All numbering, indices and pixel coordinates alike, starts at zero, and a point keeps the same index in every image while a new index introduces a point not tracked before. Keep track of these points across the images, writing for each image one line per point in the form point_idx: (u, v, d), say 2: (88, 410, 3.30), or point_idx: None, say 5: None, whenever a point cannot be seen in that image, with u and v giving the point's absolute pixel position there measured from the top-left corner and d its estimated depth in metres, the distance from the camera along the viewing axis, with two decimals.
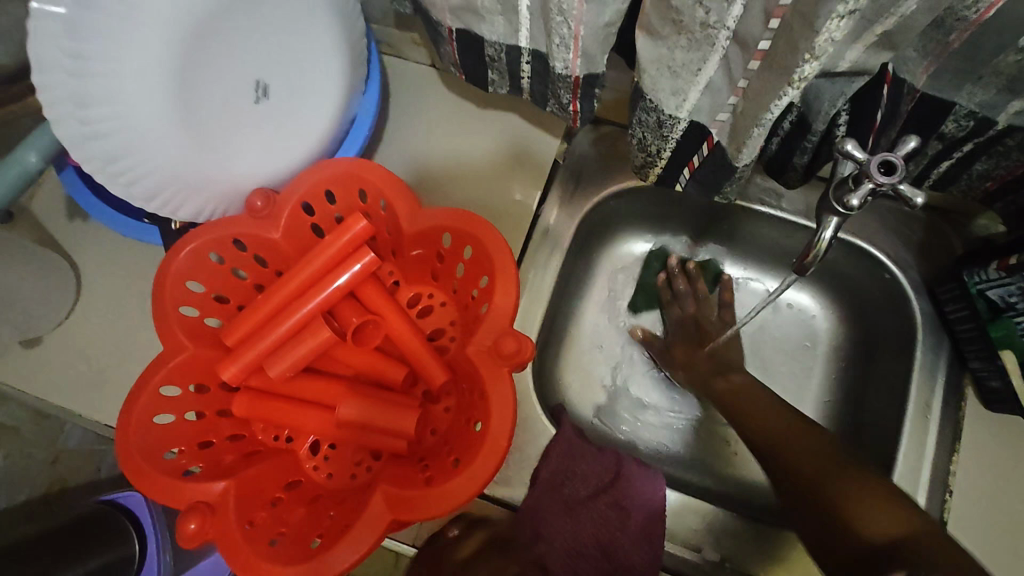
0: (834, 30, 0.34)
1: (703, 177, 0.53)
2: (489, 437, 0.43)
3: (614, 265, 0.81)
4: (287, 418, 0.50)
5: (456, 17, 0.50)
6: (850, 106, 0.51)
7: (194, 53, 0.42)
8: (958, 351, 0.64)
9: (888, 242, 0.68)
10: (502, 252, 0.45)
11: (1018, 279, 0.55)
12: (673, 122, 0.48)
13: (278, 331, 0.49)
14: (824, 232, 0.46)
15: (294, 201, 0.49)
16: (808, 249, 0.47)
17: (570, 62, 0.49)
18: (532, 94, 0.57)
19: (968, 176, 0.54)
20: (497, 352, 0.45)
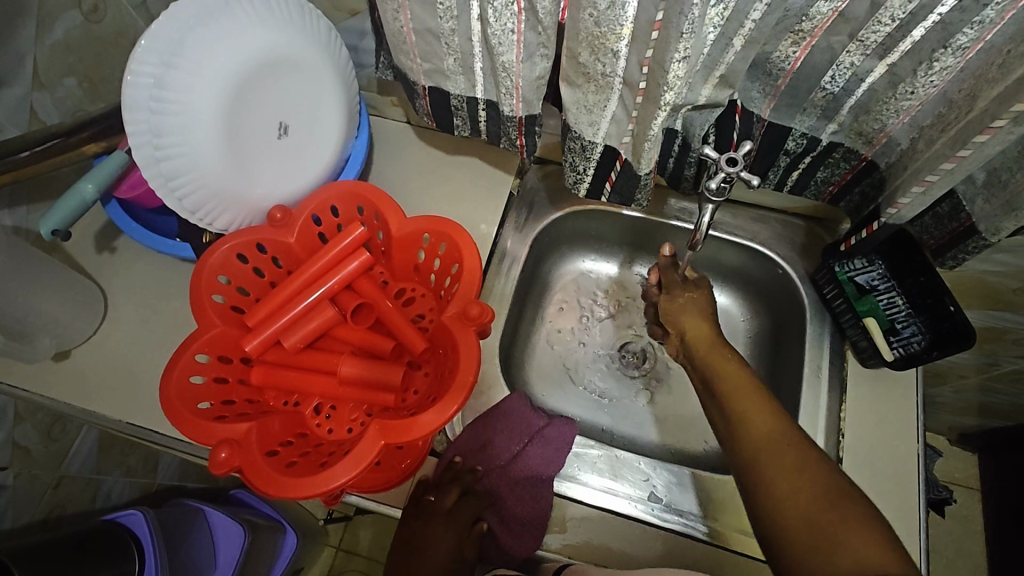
0: (677, 69, 0.52)
1: (620, 188, 0.70)
2: (459, 377, 0.54)
3: (567, 278, 0.96)
4: (294, 382, 0.60)
5: (429, 77, 0.68)
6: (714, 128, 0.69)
7: (238, 99, 0.57)
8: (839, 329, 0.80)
9: (778, 245, 0.85)
10: (469, 242, 0.59)
11: (879, 265, 0.75)
12: (593, 146, 0.65)
13: (291, 312, 0.61)
14: (705, 217, 0.65)
15: (306, 212, 0.63)
16: (696, 231, 0.66)
17: (514, 106, 0.66)
18: (488, 134, 0.75)
19: (815, 182, 0.72)
20: (465, 318, 0.57)
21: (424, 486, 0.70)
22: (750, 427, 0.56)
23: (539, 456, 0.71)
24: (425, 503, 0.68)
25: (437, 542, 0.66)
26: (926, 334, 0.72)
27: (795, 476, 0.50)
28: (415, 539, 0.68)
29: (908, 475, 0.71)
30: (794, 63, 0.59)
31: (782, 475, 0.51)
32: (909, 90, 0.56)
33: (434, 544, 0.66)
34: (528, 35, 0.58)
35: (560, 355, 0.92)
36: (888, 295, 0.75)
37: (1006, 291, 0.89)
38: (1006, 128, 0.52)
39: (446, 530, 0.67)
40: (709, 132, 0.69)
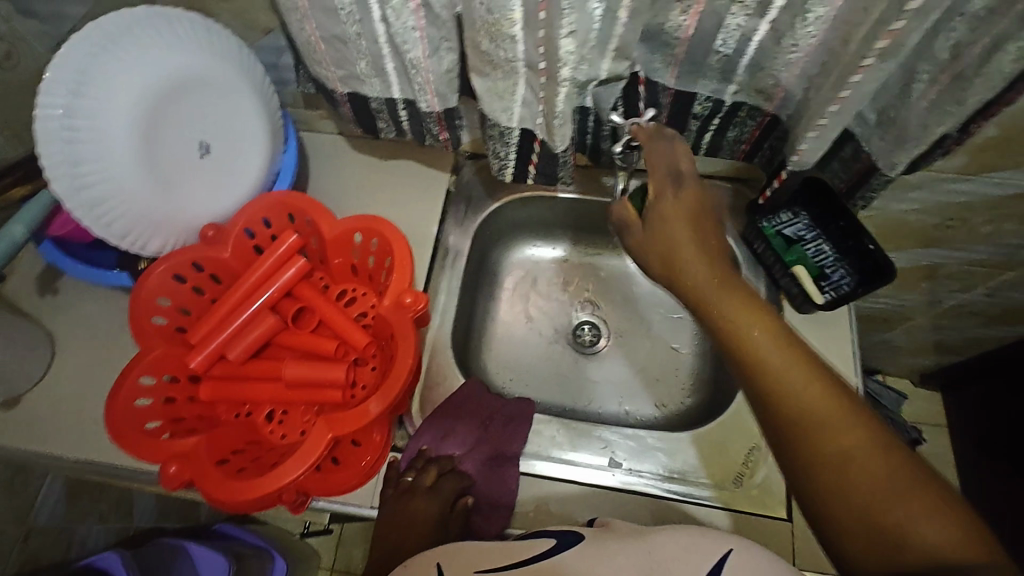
0: (566, 44, 0.55)
1: (543, 168, 0.73)
2: (399, 363, 0.56)
3: (516, 266, 0.98)
4: (243, 393, 0.61)
5: (346, 83, 0.70)
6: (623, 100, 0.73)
7: (153, 122, 0.59)
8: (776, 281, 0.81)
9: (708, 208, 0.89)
10: (397, 235, 0.60)
11: (803, 217, 0.79)
12: (509, 130, 0.68)
13: (233, 325, 0.62)
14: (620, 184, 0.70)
15: (238, 227, 0.64)
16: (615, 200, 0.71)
17: (430, 101, 0.69)
18: (413, 133, 0.77)
19: (727, 142, 0.76)
20: (400, 307, 0.59)
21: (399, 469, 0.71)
22: (809, 405, 0.49)
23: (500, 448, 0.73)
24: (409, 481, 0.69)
25: (419, 512, 0.65)
26: (852, 277, 0.77)
27: (859, 469, 0.47)
28: (399, 517, 0.66)
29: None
30: (686, 31, 0.63)
31: (842, 473, 0.47)
32: (793, 43, 0.60)
33: (418, 517, 0.65)
34: (430, 31, 0.61)
35: (517, 341, 0.94)
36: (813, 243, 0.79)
37: (928, 227, 0.94)
38: (875, 65, 0.56)
39: (429, 503, 0.66)
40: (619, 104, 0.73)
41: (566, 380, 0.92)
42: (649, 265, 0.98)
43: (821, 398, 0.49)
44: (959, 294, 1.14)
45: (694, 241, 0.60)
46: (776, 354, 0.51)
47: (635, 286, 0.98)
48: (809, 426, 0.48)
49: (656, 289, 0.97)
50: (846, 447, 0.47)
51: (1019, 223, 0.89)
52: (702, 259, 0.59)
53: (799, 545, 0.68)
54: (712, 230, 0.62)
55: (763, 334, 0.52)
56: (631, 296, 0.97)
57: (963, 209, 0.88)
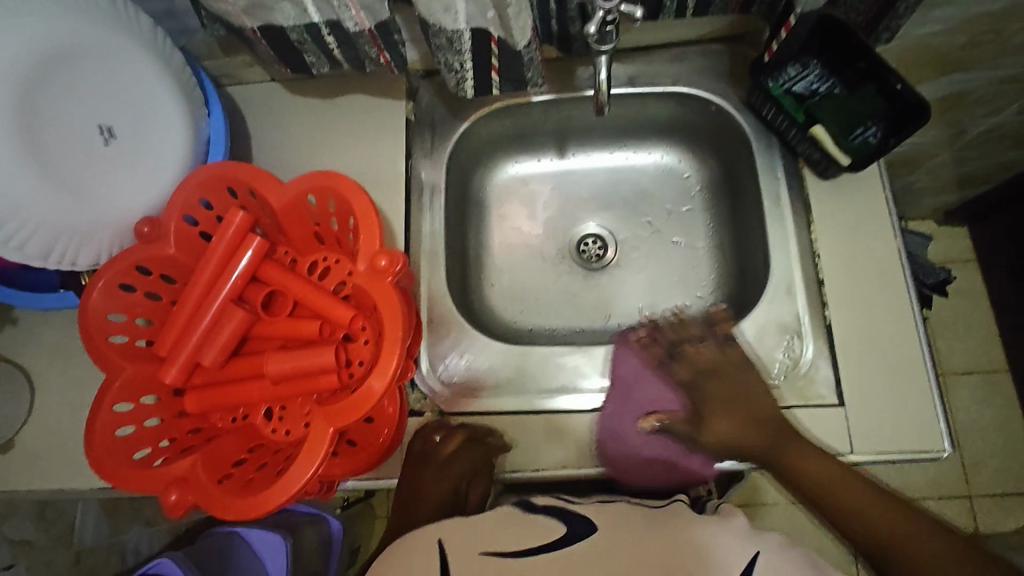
0: None
1: (507, 73, 0.62)
2: (388, 334, 0.49)
3: (501, 189, 0.89)
4: (231, 397, 0.55)
5: (252, 15, 0.58)
6: None
7: (30, 114, 0.50)
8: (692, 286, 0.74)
9: (704, 79, 0.77)
10: (353, 187, 0.51)
11: (813, 67, 0.69)
12: (458, 35, 0.56)
13: (200, 327, 0.55)
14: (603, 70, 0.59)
15: (175, 215, 0.56)
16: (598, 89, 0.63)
17: (356, 17, 0.57)
18: (349, 62, 0.65)
19: None
20: (376, 271, 0.51)
21: (430, 426, 0.67)
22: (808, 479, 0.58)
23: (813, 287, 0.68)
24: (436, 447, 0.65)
25: (423, 489, 0.63)
26: (881, 126, 0.66)
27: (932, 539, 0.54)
28: (411, 484, 0.64)
29: (894, 287, 0.67)
30: None
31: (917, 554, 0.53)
32: None
33: (426, 490, 0.63)
34: None
35: (519, 271, 0.86)
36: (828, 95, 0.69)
37: (956, 48, 0.82)
38: None
39: (440, 482, 0.63)
40: None
41: (579, 302, 0.85)
42: (646, 157, 0.88)
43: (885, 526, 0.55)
44: (990, 118, 1.03)
45: (829, 255, 0.69)
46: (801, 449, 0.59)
47: (635, 183, 0.88)
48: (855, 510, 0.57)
49: (658, 182, 0.88)
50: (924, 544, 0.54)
51: None
52: (733, 419, 0.62)
53: (856, 428, 0.63)
54: (759, 402, 0.62)
55: (800, 458, 0.59)
56: (633, 196, 0.88)
57: (998, 17, 0.75)
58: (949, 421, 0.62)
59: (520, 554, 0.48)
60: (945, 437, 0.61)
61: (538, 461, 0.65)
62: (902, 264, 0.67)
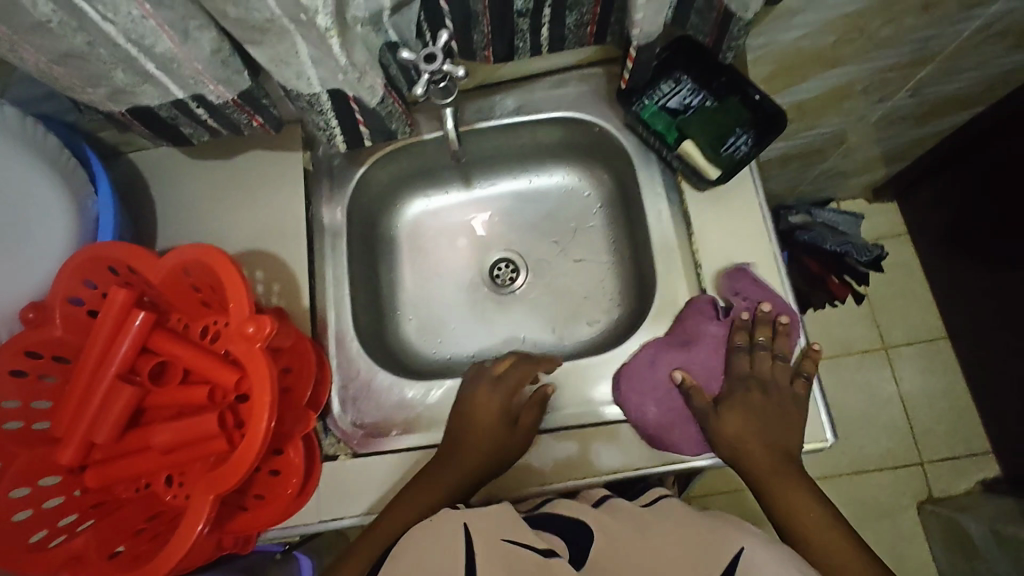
0: None
1: (372, 127, 0.65)
2: (263, 397, 0.51)
3: (411, 225, 0.91)
4: (128, 470, 0.57)
5: (117, 100, 0.60)
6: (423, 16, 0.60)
7: None
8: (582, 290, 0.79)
9: (585, 104, 0.80)
10: (219, 259, 0.54)
11: (684, 83, 0.73)
12: (315, 98, 0.59)
13: (91, 406, 0.57)
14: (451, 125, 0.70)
15: (57, 300, 0.57)
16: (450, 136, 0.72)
17: (216, 90, 0.59)
18: (226, 128, 0.67)
19: (569, 30, 0.65)
20: (248, 337, 0.53)
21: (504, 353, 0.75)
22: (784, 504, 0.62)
23: (706, 324, 0.69)
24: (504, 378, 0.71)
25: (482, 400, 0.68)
26: (750, 133, 0.71)
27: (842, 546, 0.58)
28: (460, 427, 0.68)
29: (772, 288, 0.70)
30: None
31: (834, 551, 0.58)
32: None
33: (479, 407, 0.68)
34: (164, 16, 0.50)
35: (435, 302, 0.89)
36: (700, 109, 0.72)
37: (826, 49, 0.85)
38: None
39: (491, 401, 0.69)
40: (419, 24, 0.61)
41: (495, 327, 0.88)
42: (547, 180, 0.91)
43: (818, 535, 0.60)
44: (883, 104, 1.06)
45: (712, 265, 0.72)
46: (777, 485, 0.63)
47: (540, 206, 0.91)
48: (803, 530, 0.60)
49: (561, 202, 0.90)
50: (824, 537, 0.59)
51: (919, 16, 0.80)
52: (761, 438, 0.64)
53: None
54: (782, 416, 0.65)
55: (789, 495, 0.62)
56: (539, 219, 0.91)
57: (855, 19, 0.79)
58: (828, 411, 0.67)
59: (542, 554, 0.50)
60: (826, 428, 0.66)
61: (554, 458, 0.68)
62: (777, 267, 0.71)
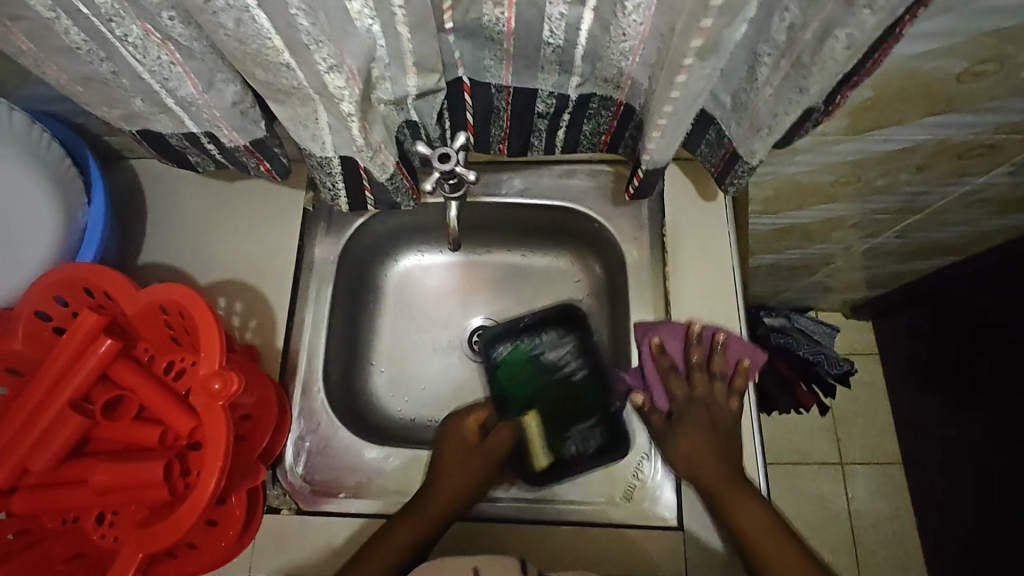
0: (337, 79, 0.48)
1: (381, 195, 0.66)
2: (213, 458, 0.50)
3: (399, 278, 0.91)
4: (56, 503, 0.54)
5: (130, 122, 0.60)
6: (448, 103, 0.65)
7: None
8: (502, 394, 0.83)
9: (588, 197, 0.82)
10: (199, 307, 0.53)
11: (572, 343, 0.86)
12: (327, 161, 0.60)
13: (33, 430, 0.55)
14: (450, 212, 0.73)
15: (27, 313, 0.57)
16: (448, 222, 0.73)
17: (231, 136, 0.59)
18: (234, 164, 0.67)
19: (584, 136, 0.68)
20: (210, 392, 0.52)
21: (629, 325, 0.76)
22: (732, 523, 0.64)
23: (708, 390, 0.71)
24: (477, 445, 0.72)
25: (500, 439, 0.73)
26: (602, 435, 0.78)
27: (778, 538, 0.63)
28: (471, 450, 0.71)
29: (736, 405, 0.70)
30: (508, 24, 0.54)
31: (778, 558, 0.62)
32: (621, 32, 0.52)
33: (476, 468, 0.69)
34: (195, 64, 0.51)
35: (410, 360, 0.88)
36: (571, 373, 0.85)
37: (825, 185, 0.89)
38: (697, 64, 0.48)
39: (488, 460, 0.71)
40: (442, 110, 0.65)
41: (465, 395, 0.88)
42: (542, 259, 0.92)
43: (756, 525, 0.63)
44: (870, 239, 1.11)
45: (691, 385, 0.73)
46: (699, 462, 0.66)
47: (531, 282, 0.92)
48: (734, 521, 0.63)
49: (551, 283, 0.91)
50: (754, 520, 0.63)
51: (912, 173, 0.85)
52: (719, 463, 0.66)
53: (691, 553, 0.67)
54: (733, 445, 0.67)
55: (774, 559, 0.62)
56: (526, 295, 0.91)
57: (854, 166, 0.83)
58: None
59: None
60: None
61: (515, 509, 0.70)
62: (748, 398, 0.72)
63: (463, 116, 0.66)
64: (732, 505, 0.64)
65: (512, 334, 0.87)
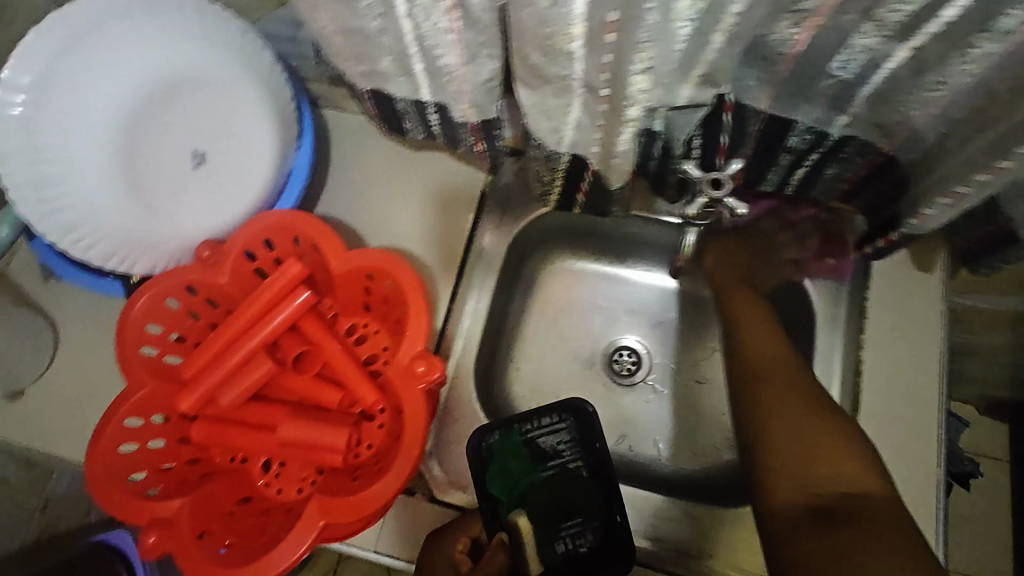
0: (640, 82, 0.43)
1: (594, 200, 0.62)
2: (407, 442, 0.49)
3: (552, 278, 0.88)
4: (236, 442, 0.55)
5: (368, 80, 0.59)
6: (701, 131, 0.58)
7: (150, 120, 0.58)
8: (594, 468, 0.66)
9: (782, 239, 0.76)
10: (413, 285, 0.52)
11: (568, 427, 0.67)
12: (556, 156, 0.56)
13: (227, 366, 0.56)
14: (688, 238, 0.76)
15: (235, 251, 0.56)
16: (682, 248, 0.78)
17: (466, 111, 0.57)
18: (445, 138, 0.65)
19: (824, 178, 0.61)
20: (412, 374, 0.51)
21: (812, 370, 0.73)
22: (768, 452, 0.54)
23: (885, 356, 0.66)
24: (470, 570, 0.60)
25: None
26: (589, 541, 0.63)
27: (842, 459, 0.51)
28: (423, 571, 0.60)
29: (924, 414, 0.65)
30: (795, 46, 0.47)
31: (827, 469, 0.51)
32: (939, 80, 0.46)
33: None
34: (468, 35, 0.49)
35: (548, 364, 0.85)
36: (566, 463, 0.66)
37: None
38: None
39: None
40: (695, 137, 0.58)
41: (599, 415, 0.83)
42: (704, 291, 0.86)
43: (808, 445, 0.53)
44: None
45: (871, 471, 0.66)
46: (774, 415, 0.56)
47: (689, 313, 0.86)
48: (818, 430, 0.54)
49: (708, 318, 0.86)
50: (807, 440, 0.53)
51: None
52: (774, 350, 0.62)
53: None
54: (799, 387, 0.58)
55: (784, 440, 0.54)
56: (680, 325, 0.86)
57: None
58: None
59: None
60: None
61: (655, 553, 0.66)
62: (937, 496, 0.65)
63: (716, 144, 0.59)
64: (770, 417, 0.56)
65: (546, 412, 0.67)
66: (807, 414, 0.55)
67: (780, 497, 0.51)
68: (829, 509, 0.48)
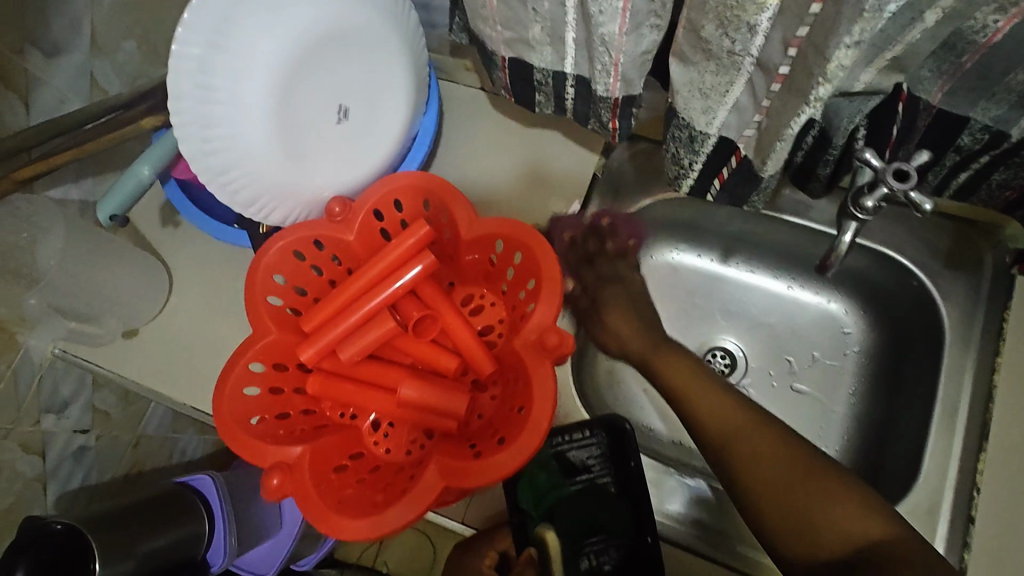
0: (843, 57, 0.40)
1: (732, 189, 0.58)
2: (532, 417, 0.47)
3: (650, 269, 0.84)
4: (353, 398, 0.56)
5: (510, 47, 0.57)
6: (868, 120, 0.53)
7: (305, 71, 0.52)
8: (623, 485, 0.64)
9: (914, 250, 0.71)
10: (550, 257, 0.51)
11: (596, 439, 0.65)
12: (704, 137, 0.53)
13: (348, 321, 0.56)
14: (845, 234, 0.59)
15: (366, 207, 0.56)
16: (833, 249, 0.61)
17: (611, 85, 0.55)
18: (575, 114, 0.63)
19: (988, 185, 0.56)
20: (542, 346, 0.50)
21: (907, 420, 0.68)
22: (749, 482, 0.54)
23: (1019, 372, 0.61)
24: None
25: None
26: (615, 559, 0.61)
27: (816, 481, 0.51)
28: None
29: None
30: (992, 36, 0.42)
31: (830, 508, 0.49)
32: None
33: None
34: (638, 2, 0.47)
35: None
36: (596, 479, 0.64)
37: None
38: None
39: None
40: (861, 127, 0.54)
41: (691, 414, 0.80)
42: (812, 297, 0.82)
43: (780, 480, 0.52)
44: None
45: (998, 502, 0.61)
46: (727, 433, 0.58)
47: (793, 319, 0.82)
48: (756, 479, 0.54)
49: (814, 326, 0.81)
50: (810, 498, 0.51)
51: None
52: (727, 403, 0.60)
53: None
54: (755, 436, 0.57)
55: (791, 478, 0.52)
56: (783, 331, 0.82)
57: None
58: None
59: None
60: None
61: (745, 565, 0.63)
62: None
63: (886, 138, 0.54)
64: (754, 442, 0.56)
65: (574, 427, 0.65)
66: (767, 437, 0.56)
67: (798, 546, 0.49)
68: (851, 561, 0.46)
